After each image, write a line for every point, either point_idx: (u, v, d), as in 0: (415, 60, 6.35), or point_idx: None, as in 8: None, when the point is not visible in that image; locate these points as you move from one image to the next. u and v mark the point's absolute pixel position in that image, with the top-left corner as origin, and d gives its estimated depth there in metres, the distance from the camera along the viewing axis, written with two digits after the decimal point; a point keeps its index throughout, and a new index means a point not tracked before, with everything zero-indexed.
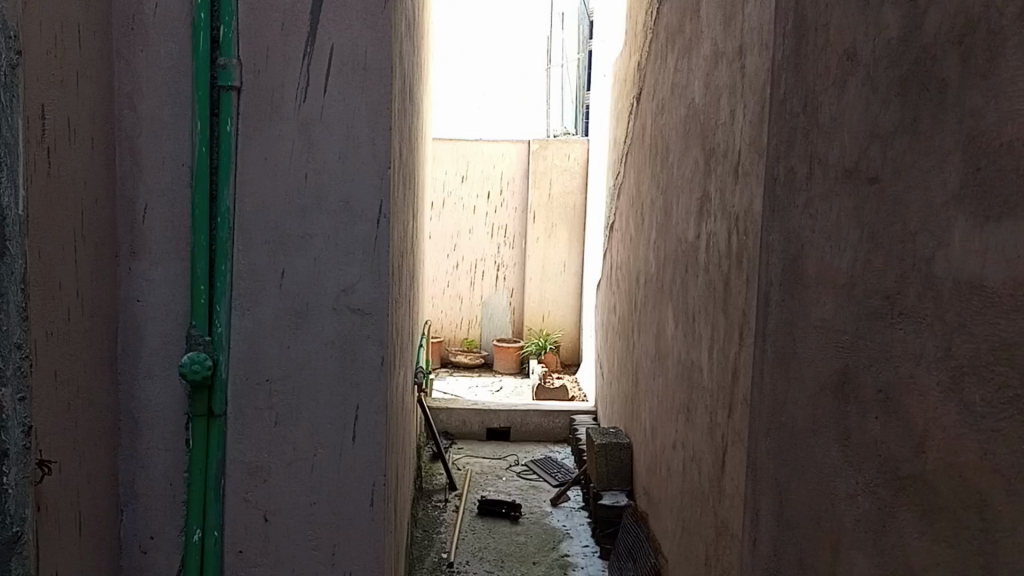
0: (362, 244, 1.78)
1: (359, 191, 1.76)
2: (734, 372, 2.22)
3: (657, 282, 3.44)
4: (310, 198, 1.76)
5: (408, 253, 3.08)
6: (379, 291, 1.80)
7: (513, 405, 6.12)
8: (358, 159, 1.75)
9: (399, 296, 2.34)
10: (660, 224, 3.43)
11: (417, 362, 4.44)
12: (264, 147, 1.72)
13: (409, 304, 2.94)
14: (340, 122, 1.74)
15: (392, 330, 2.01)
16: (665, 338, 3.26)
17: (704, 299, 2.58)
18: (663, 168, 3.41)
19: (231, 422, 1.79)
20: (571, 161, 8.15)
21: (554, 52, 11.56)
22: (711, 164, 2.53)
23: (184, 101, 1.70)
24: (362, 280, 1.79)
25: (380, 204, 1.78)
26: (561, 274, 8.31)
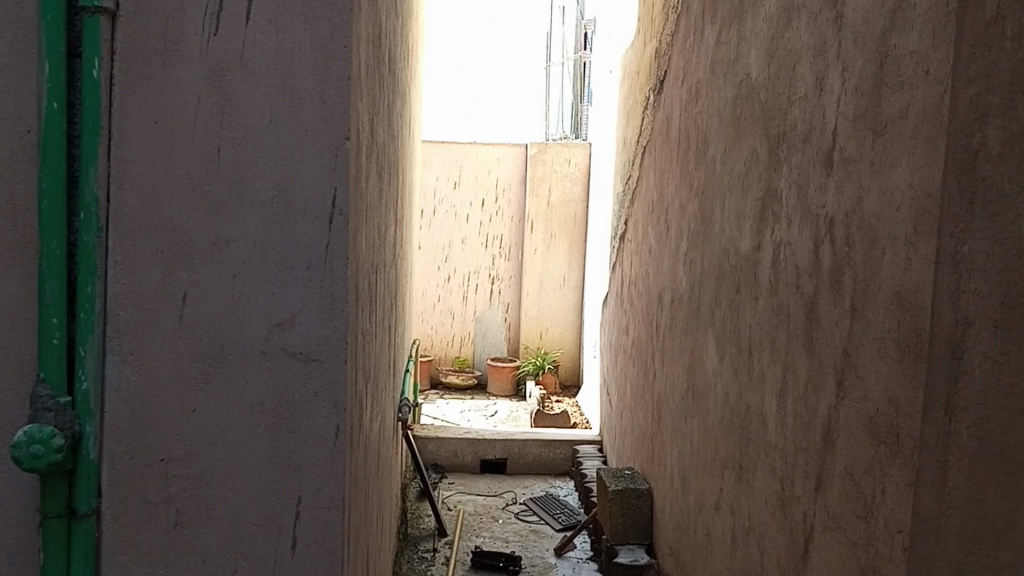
0: (308, 254, 1.21)
1: (301, 172, 1.20)
2: (835, 433, 1.61)
3: (692, 307, 2.84)
4: (229, 185, 1.19)
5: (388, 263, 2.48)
6: (334, 326, 1.23)
7: (510, 433, 5.51)
8: (303, 129, 1.20)
9: (375, 326, 1.76)
10: (693, 230, 2.86)
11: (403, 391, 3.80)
12: (156, 104, 1.16)
13: (387, 333, 2.34)
14: (271, 68, 1.18)
15: (353, 376, 1.37)
16: (703, 371, 2.66)
17: (767, 327, 2.00)
18: (696, 167, 2.85)
19: (107, 525, 1.20)
20: (572, 167, 7.59)
21: (552, 53, 10.97)
22: (779, 154, 1.97)
23: (30, 35, 1.11)
24: (306, 308, 1.22)
25: (334, 193, 1.21)
26: (561, 288, 7.73)
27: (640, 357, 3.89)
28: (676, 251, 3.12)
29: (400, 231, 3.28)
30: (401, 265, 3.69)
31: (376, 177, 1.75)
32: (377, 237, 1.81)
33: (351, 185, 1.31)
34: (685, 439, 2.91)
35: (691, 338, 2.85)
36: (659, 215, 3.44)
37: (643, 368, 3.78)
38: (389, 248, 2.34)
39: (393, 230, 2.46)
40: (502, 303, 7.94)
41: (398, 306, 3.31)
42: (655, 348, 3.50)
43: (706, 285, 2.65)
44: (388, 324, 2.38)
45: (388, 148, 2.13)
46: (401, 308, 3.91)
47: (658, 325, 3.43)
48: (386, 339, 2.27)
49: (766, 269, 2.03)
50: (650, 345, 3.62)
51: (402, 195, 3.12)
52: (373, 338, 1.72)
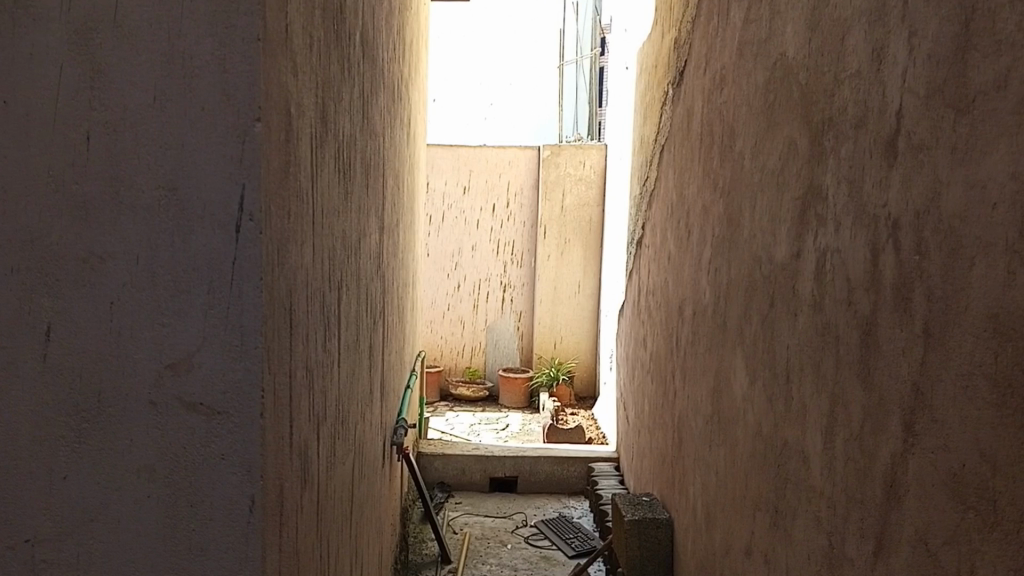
0: (207, 277, 0.97)
1: (197, 176, 0.96)
2: (903, 491, 1.28)
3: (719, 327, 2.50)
4: (106, 195, 0.96)
5: (370, 273, 2.17)
6: (242, 368, 0.99)
7: (521, 449, 5.19)
8: (198, 120, 0.96)
9: (338, 354, 1.46)
10: (719, 235, 2.54)
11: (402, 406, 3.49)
12: (12, 96, 0.95)
13: (366, 356, 2.05)
14: (151, 45, 0.95)
15: (279, 428, 1.06)
16: (731, 395, 2.34)
17: (809, 350, 1.69)
18: (721, 165, 2.53)
19: None
20: (587, 169, 7.27)
21: (568, 52, 10.65)
22: (823, 147, 1.67)
23: None
24: (204, 349, 0.98)
25: (241, 194, 0.97)
26: (576, 295, 7.41)
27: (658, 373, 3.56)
28: (699, 258, 2.80)
29: (392, 237, 2.98)
30: (397, 275, 3.38)
31: (339, 172, 1.45)
32: (341, 243, 1.51)
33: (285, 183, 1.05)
34: (709, 469, 2.59)
35: (716, 357, 2.54)
36: (679, 218, 3.12)
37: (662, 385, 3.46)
38: (367, 257, 2.02)
39: (373, 235, 2.15)
40: (514, 311, 7.62)
41: (390, 323, 3.01)
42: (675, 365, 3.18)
43: (733, 299, 2.34)
44: (367, 346, 2.08)
45: (363, 141, 1.83)
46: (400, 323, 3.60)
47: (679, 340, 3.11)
48: (365, 362, 1.97)
49: (808, 281, 1.71)
50: (670, 362, 3.30)
51: (393, 200, 2.82)
52: (335, 368, 1.42)
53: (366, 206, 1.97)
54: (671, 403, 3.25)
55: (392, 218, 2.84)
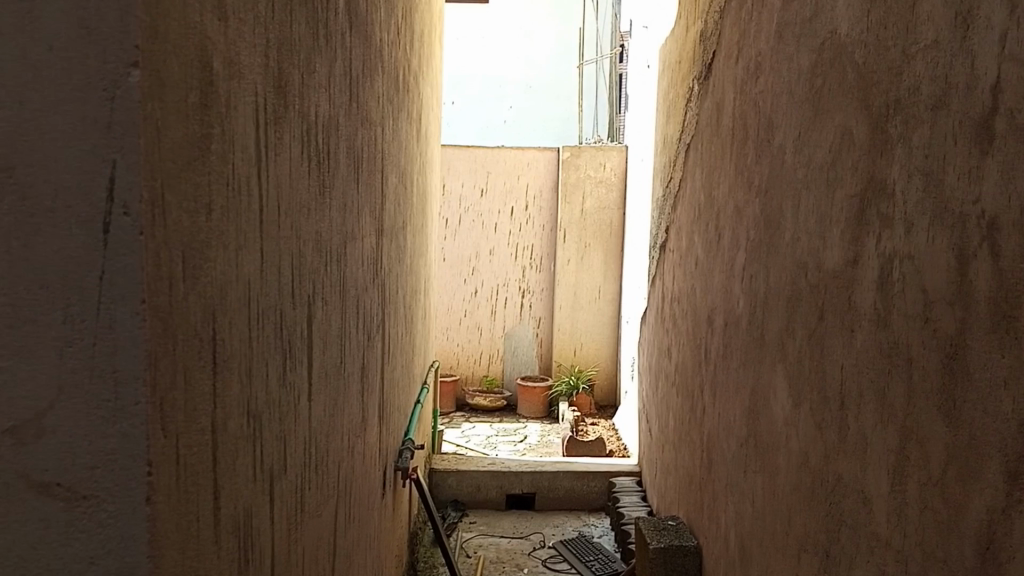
0: (63, 288, 0.62)
1: (46, 132, 0.61)
2: (1005, 559, 1.02)
3: (755, 343, 2.25)
4: None
5: (366, 283, 1.92)
6: (115, 434, 0.63)
7: (539, 463, 4.93)
8: (46, 40, 0.61)
9: (310, 382, 1.21)
10: (754, 239, 2.29)
11: (410, 425, 3.25)
12: None
13: (357, 379, 1.81)
14: None
15: (219, 493, 0.77)
16: (771, 419, 2.08)
17: (872, 373, 1.43)
18: (756, 162, 2.28)
19: None
20: (607, 171, 7.03)
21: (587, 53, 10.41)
22: (891, 134, 1.41)
23: None
24: (60, 401, 0.63)
25: (118, 158, 0.61)
26: (596, 300, 7.15)
27: (685, 388, 3.30)
28: (731, 266, 2.55)
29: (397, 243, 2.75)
30: (405, 284, 3.15)
31: (311, 169, 1.21)
32: (316, 250, 1.27)
33: (194, 143, 0.70)
34: (743, 500, 2.33)
35: (751, 374, 2.29)
36: (708, 221, 2.87)
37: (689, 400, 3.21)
38: (359, 266, 1.77)
39: (367, 240, 1.90)
40: (532, 318, 7.37)
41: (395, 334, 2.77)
42: (704, 381, 2.93)
43: (774, 311, 2.08)
44: (359, 366, 1.84)
45: (351, 133, 1.59)
46: (408, 337, 3.37)
47: (709, 353, 2.85)
48: (353, 387, 1.73)
49: (870, 292, 1.46)
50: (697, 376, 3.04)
51: (396, 200, 2.59)
52: (303, 400, 1.17)
53: (358, 209, 1.73)
54: (699, 419, 3.00)
55: (396, 221, 2.61)
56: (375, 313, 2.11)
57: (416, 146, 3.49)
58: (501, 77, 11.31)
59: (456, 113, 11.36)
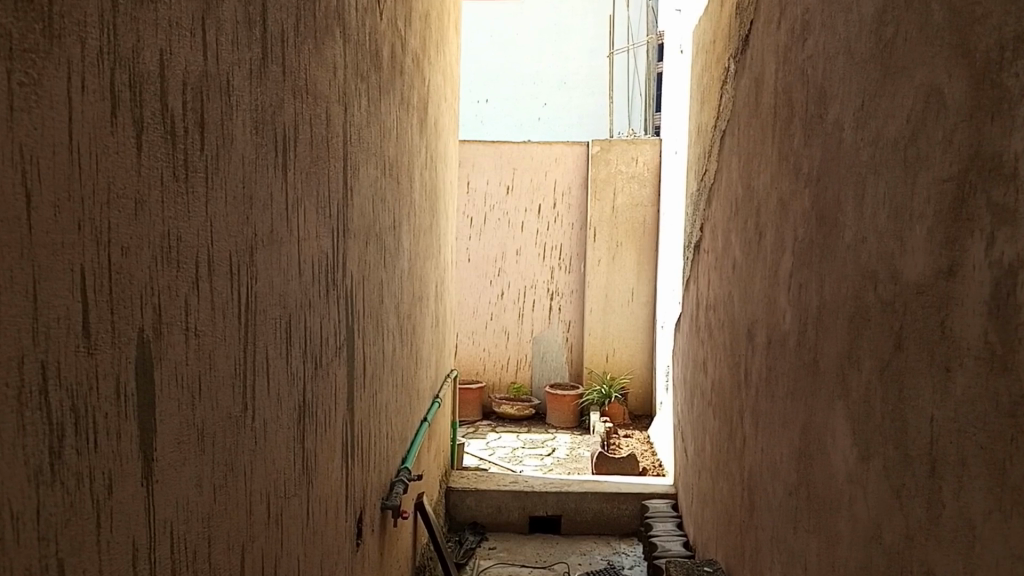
0: None
1: None
2: None
3: (807, 368, 1.84)
4: None
5: (320, 295, 1.52)
6: None
7: (567, 481, 4.27)
8: None
9: (128, 457, 0.83)
10: (803, 239, 1.87)
11: (411, 450, 2.84)
12: None
13: (299, 420, 1.42)
14: None
15: None
16: (830, 465, 1.67)
17: (982, 434, 1.06)
18: (802, 147, 1.88)
19: None
20: (639, 166, 6.59)
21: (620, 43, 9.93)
22: (1009, 92, 1.01)
23: None
24: None
25: None
26: (629, 303, 6.69)
27: (721, 410, 2.86)
28: (773, 272, 2.14)
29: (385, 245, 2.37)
30: (403, 293, 2.78)
31: (131, 148, 0.81)
32: (158, 255, 0.87)
33: None
34: (792, 560, 1.91)
35: (801, 404, 1.88)
36: (745, 218, 2.45)
37: (727, 426, 2.77)
38: (299, 278, 1.37)
39: (319, 242, 1.50)
40: (561, 321, 6.94)
41: (386, 350, 2.39)
42: (741, 405, 2.52)
43: (830, 331, 1.68)
44: (305, 404, 1.46)
45: (268, 103, 1.20)
46: (410, 353, 2.98)
47: (750, 375, 2.42)
48: (286, 432, 1.33)
49: (978, 320, 1.08)
50: (737, 400, 2.61)
51: (382, 193, 2.21)
52: (90, 488, 0.76)
53: (293, 205, 1.33)
54: (740, 449, 2.56)
55: (382, 221, 2.24)
56: (342, 331, 1.73)
57: (421, 138, 3.11)
58: (534, 73, 10.89)
59: (489, 110, 10.94)
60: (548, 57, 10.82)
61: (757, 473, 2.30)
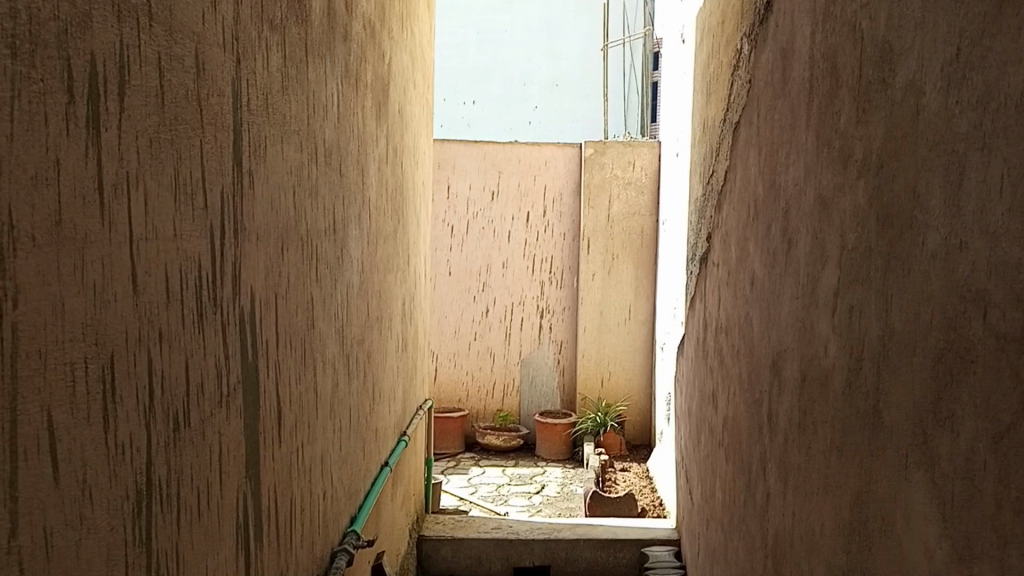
0: None
1: None
2: None
3: (852, 424, 1.37)
4: None
5: (114, 306, 1.04)
6: None
7: (558, 527, 3.80)
8: None
9: None
10: (844, 246, 1.41)
11: (360, 524, 2.39)
12: None
13: (76, 522, 0.95)
14: None
15: None
16: (899, 562, 1.21)
17: None
18: (848, 123, 1.41)
19: None
20: (637, 171, 6.17)
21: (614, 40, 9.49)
22: None
23: None
24: None
25: None
26: (627, 322, 6.24)
27: (726, 459, 2.38)
28: (796, 291, 1.67)
29: (307, 256, 1.90)
30: (347, 315, 2.32)
31: None
32: None
33: None
34: None
35: (840, 467, 1.41)
36: (758, 220, 1.99)
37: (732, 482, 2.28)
38: (69, 276, 0.92)
39: (109, 232, 1.03)
40: (552, 342, 6.48)
41: (311, 392, 1.92)
42: (750, 459, 2.04)
43: (896, 374, 1.22)
44: (101, 494, 1.01)
45: None
46: (359, 389, 2.50)
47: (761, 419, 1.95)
48: (41, 542, 0.87)
49: None
50: (742, 449, 2.13)
51: (283, 192, 1.73)
52: None
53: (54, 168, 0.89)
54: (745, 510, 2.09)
55: (288, 228, 1.76)
56: (189, 377, 1.26)
57: (372, 130, 2.64)
58: (524, 74, 10.42)
59: (476, 113, 10.45)
60: (539, 58, 10.38)
61: (771, 549, 1.82)
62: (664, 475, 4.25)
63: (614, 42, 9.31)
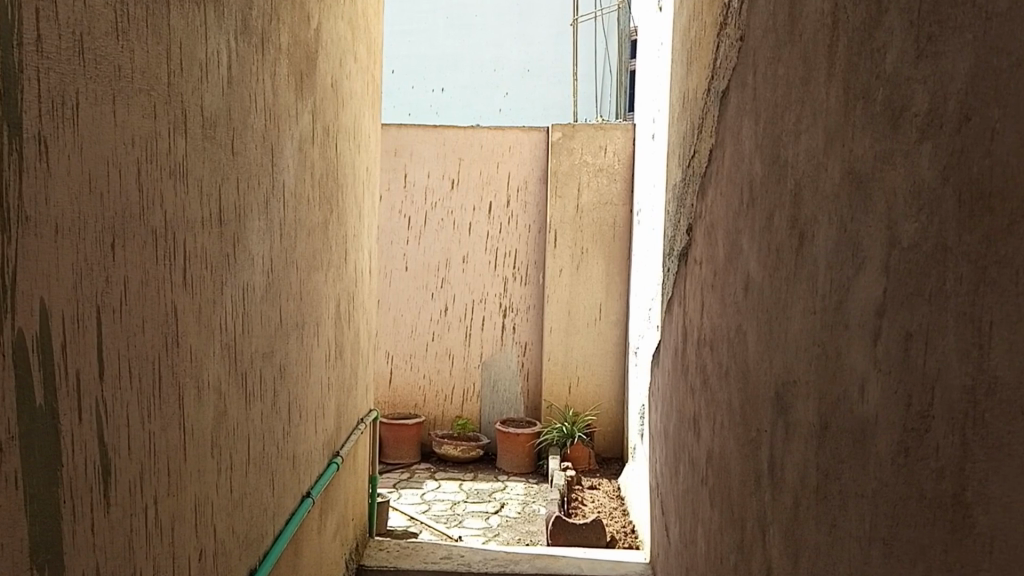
0: None
1: None
2: None
3: (883, 521, 0.92)
4: None
5: None
6: None
7: (516, 558, 3.34)
8: None
9: None
10: (887, 244, 0.91)
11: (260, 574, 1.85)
12: None
13: None
14: None
15: None
16: None
17: None
18: (870, 69, 0.97)
19: None
20: (608, 156, 5.74)
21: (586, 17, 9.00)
22: None
23: None
24: None
25: None
26: (596, 323, 5.81)
27: (706, 506, 1.94)
28: (798, 308, 1.22)
29: (196, 257, 1.42)
30: (260, 330, 1.85)
31: None
32: None
33: None
34: None
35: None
36: (750, 207, 1.53)
37: (712, 539, 1.85)
38: None
39: None
40: (516, 343, 6.03)
41: (194, 435, 1.46)
42: (737, 515, 1.61)
43: (957, 462, 0.77)
44: None
45: None
46: (278, 416, 2.04)
47: (752, 469, 1.50)
48: None
49: None
50: (729, 501, 1.69)
51: (151, 165, 1.24)
52: None
53: None
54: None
55: (158, 218, 1.26)
56: None
57: (298, 104, 2.16)
58: (494, 60, 9.92)
59: (445, 101, 9.95)
60: (509, 42, 9.89)
61: None
62: (636, 497, 3.81)
63: (584, 17, 8.83)
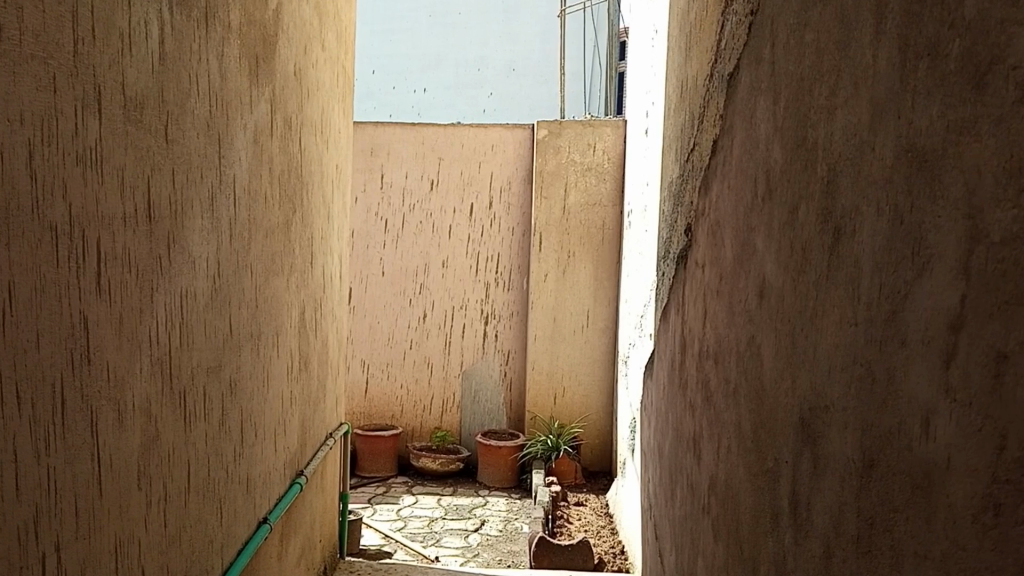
0: None
1: None
2: None
3: None
4: None
5: None
6: None
7: None
8: None
9: None
10: (967, 240, 0.71)
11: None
12: None
13: None
14: None
15: None
16: None
17: None
18: (938, 18, 0.77)
19: None
20: (597, 155, 5.54)
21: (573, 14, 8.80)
22: None
23: None
24: None
25: None
26: (583, 330, 5.60)
27: (708, 538, 1.73)
28: (832, 319, 1.02)
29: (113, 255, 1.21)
30: (204, 341, 1.63)
31: None
32: None
33: None
34: None
35: None
36: (766, 201, 1.33)
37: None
38: None
39: None
40: (498, 352, 5.82)
41: (115, 464, 1.24)
42: (748, 554, 1.41)
43: None
44: None
45: None
46: (228, 438, 1.83)
47: (767, 504, 1.29)
48: None
49: None
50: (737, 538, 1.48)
51: (48, 148, 1.02)
52: None
53: None
54: None
55: (60, 213, 1.05)
56: None
57: (253, 89, 1.96)
58: (478, 59, 9.71)
59: (428, 101, 9.79)
60: (493, 40, 9.67)
61: None
62: (625, 516, 3.60)
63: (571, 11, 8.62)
